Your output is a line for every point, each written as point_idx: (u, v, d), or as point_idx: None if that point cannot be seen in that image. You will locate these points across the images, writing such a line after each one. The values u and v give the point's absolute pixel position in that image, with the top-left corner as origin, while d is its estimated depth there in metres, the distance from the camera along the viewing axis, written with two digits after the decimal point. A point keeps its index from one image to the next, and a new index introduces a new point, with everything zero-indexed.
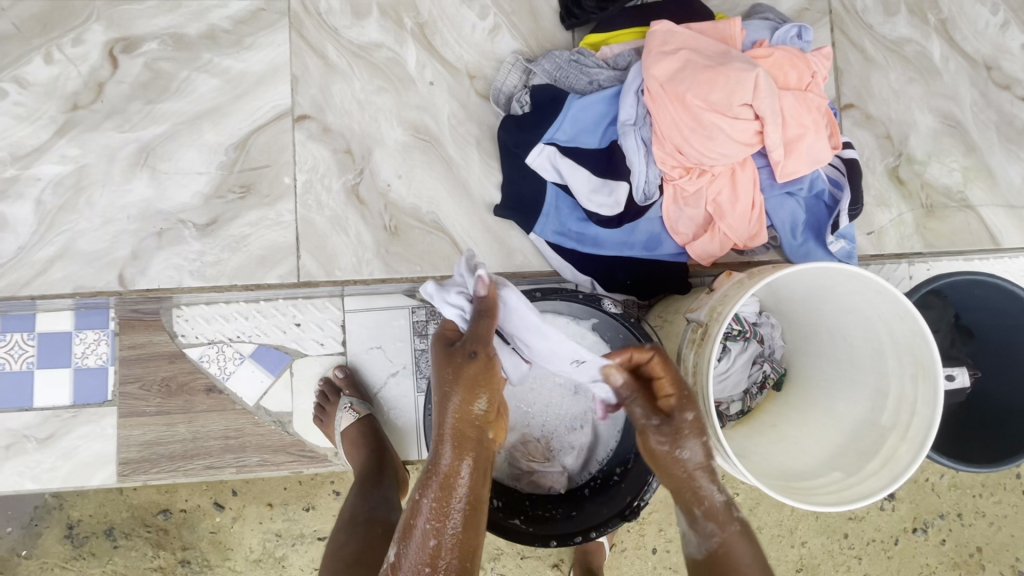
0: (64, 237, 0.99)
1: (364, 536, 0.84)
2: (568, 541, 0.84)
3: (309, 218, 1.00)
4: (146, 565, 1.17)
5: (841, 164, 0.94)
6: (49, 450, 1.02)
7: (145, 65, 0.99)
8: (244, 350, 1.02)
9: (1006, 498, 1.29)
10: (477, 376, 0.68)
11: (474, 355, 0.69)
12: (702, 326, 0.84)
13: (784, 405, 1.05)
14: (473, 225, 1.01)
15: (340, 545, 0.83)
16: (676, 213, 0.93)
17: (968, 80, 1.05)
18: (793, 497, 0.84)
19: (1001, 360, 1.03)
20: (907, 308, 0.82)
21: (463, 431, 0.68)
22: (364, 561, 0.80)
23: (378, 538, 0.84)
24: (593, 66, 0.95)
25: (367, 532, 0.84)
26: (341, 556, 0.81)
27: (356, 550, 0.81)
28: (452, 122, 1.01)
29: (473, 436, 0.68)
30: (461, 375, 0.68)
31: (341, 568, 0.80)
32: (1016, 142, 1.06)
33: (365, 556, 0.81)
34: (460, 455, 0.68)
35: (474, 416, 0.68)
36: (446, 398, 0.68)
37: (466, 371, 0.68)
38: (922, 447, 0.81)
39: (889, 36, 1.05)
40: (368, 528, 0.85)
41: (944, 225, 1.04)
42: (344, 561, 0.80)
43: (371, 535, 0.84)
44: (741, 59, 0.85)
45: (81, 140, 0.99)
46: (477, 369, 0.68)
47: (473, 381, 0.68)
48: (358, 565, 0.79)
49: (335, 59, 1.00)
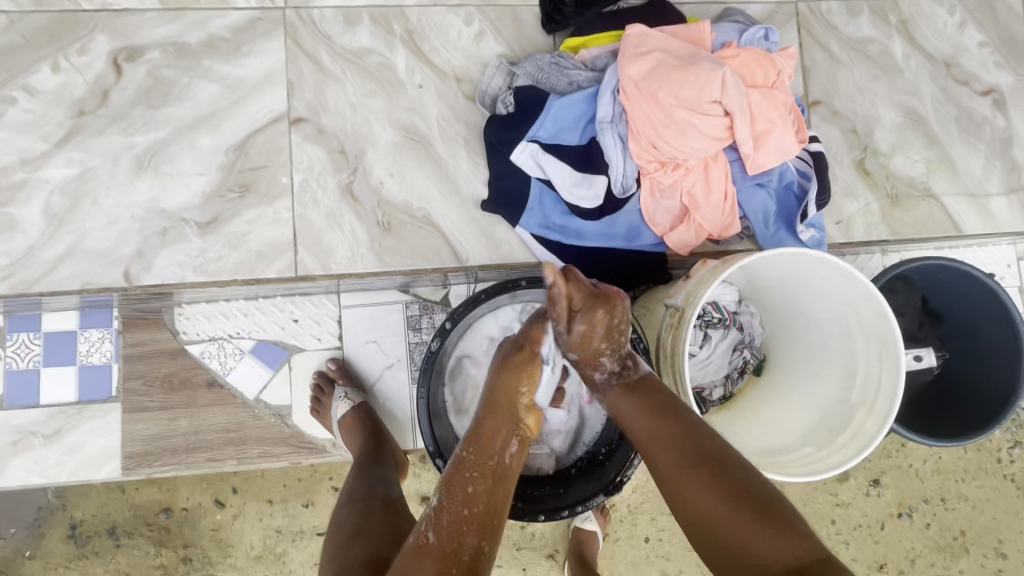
0: (70, 238, 1.03)
1: (363, 511, 0.86)
2: (555, 515, 0.90)
3: (305, 215, 1.05)
4: (149, 562, 1.21)
5: (808, 157, 1.00)
6: (55, 446, 1.06)
7: (147, 72, 1.04)
8: (243, 346, 1.06)
9: (987, 482, 1.33)
10: (521, 359, 0.75)
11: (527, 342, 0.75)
12: (679, 311, 0.89)
13: (763, 389, 1.08)
14: (463, 221, 1.06)
15: (341, 520, 0.86)
16: (654, 205, 0.98)
17: (929, 76, 1.12)
18: (768, 470, 0.89)
19: (968, 342, 1.09)
20: (871, 291, 0.87)
21: (506, 403, 0.74)
22: (363, 531, 0.82)
23: (377, 511, 0.86)
24: (573, 68, 1.01)
25: (365, 507, 0.87)
26: (341, 530, 0.84)
27: (355, 523, 0.84)
28: (441, 122, 1.06)
29: (511, 416, 0.75)
30: (508, 359, 0.75)
31: (342, 541, 0.82)
32: (974, 135, 1.12)
33: (364, 527, 0.83)
34: (497, 418, 0.75)
35: (519, 398, 0.75)
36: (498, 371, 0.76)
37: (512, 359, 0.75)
38: (888, 418, 0.86)
39: (853, 36, 1.11)
40: (368, 502, 0.88)
41: (908, 214, 1.10)
42: (344, 534, 0.83)
43: (369, 510, 0.86)
44: (710, 59, 0.91)
45: (86, 145, 1.03)
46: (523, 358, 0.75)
47: (517, 364, 0.74)
48: (358, 535, 0.81)
49: (328, 65, 1.05)
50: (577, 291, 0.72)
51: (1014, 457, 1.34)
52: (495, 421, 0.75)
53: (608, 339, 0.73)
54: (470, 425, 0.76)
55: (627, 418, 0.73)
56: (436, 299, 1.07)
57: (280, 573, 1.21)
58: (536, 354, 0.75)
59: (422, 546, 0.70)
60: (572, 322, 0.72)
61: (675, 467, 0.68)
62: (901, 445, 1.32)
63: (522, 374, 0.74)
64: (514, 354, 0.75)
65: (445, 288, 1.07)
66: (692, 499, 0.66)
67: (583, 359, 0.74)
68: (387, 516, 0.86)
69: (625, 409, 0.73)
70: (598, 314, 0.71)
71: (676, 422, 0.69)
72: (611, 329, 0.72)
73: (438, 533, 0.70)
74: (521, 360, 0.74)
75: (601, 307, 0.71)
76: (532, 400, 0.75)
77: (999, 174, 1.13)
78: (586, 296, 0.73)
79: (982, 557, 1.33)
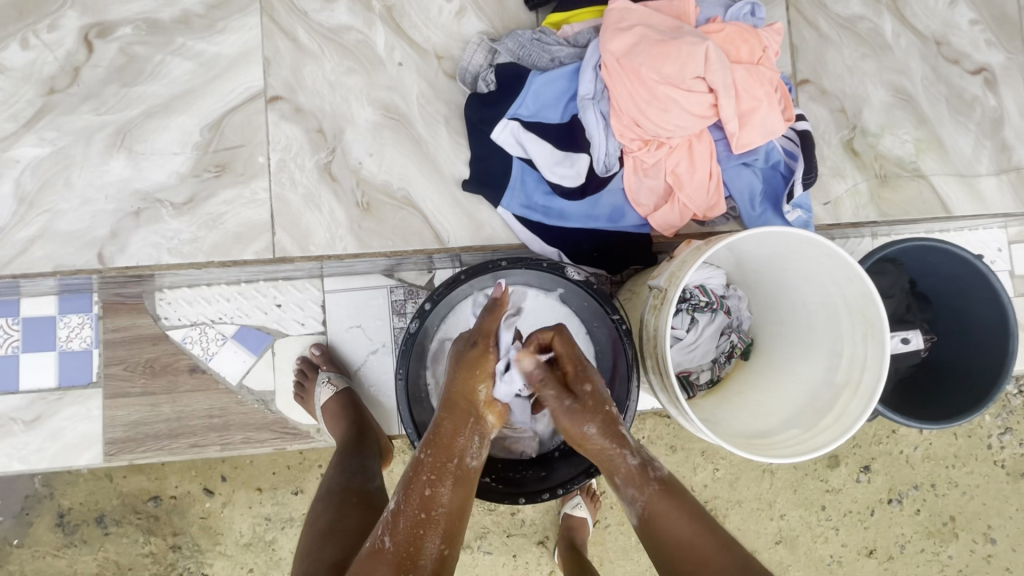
0: (44, 218, 1.02)
1: (337, 507, 0.85)
2: (536, 498, 0.89)
3: (283, 195, 1.03)
4: (138, 551, 1.20)
5: (796, 136, 0.98)
6: (36, 432, 1.04)
7: (119, 49, 1.01)
8: (226, 331, 1.05)
9: (977, 468, 1.33)
10: (473, 359, 0.78)
11: (475, 343, 0.79)
12: (662, 292, 0.88)
13: (750, 372, 1.07)
14: (444, 202, 1.04)
15: (316, 515, 0.85)
16: (637, 184, 0.97)
17: (919, 54, 1.10)
18: (753, 452, 0.88)
19: (955, 326, 1.08)
20: (855, 270, 0.84)
21: (463, 403, 0.77)
22: (336, 530, 0.81)
23: (351, 507, 0.85)
24: (554, 44, 0.99)
25: (340, 503, 0.85)
26: (315, 528, 0.83)
27: (329, 521, 0.83)
28: (421, 101, 1.04)
29: (467, 413, 0.77)
30: (462, 357, 0.79)
31: (316, 538, 0.81)
32: (964, 114, 1.11)
33: (338, 526, 0.82)
34: (456, 418, 0.76)
35: (475, 394, 0.77)
36: (452, 376, 0.78)
37: (467, 355, 0.79)
38: (872, 398, 0.84)
39: (842, 13, 1.09)
40: (344, 498, 0.86)
41: (896, 194, 1.09)
42: (318, 531, 0.82)
43: (344, 506, 0.85)
44: (693, 34, 0.90)
45: (58, 124, 1.01)
46: (477, 353, 0.78)
47: (471, 363, 0.78)
48: (330, 535, 0.80)
49: (306, 42, 1.03)
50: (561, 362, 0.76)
51: (1004, 443, 1.33)
52: (454, 422, 0.76)
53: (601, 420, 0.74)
54: (430, 426, 0.76)
55: (658, 522, 0.71)
56: (422, 284, 1.06)
57: (269, 561, 1.21)
58: (489, 350, 0.78)
59: (377, 550, 0.69)
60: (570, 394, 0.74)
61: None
62: (891, 431, 1.31)
63: (474, 372, 0.77)
64: (472, 356, 0.78)
65: (431, 273, 1.06)
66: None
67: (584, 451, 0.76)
68: (363, 512, 0.84)
69: (660, 513, 0.71)
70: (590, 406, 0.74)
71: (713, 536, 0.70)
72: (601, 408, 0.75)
73: (394, 539, 0.69)
74: (474, 357, 0.78)
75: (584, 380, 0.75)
76: (489, 396, 0.78)
77: (989, 155, 1.11)
78: (574, 359, 0.76)
79: (971, 543, 1.33)
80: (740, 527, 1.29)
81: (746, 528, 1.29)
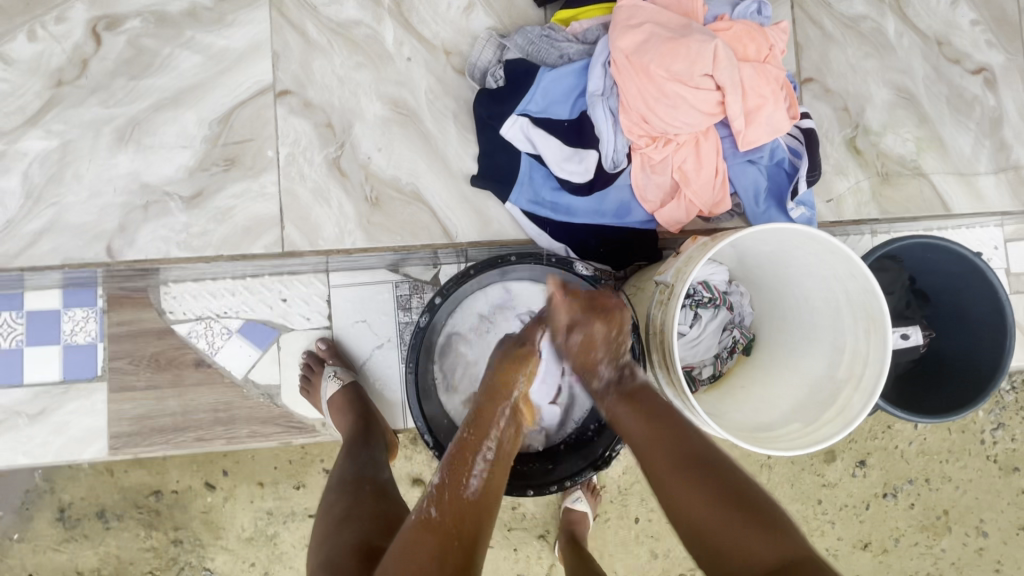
0: (50, 212, 1.01)
1: (351, 495, 0.85)
2: (544, 490, 0.91)
3: (292, 189, 1.03)
4: (140, 545, 1.20)
5: (800, 134, 0.99)
6: (40, 426, 1.04)
7: (128, 42, 1.01)
8: (231, 326, 1.05)
9: (970, 463, 1.35)
10: (520, 357, 0.85)
11: (523, 344, 0.87)
12: (668, 288, 0.89)
13: (752, 367, 1.08)
14: (452, 197, 1.05)
15: (329, 504, 0.85)
16: (644, 180, 0.98)
17: (921, 54, 1.11)
18: (755, 444, 0.89)
19: (953, 323, 1.10)
20: (859, 267, 0.86)
21: (496, 390, 0.83)
22: (352, 516, 0.82)
23: (366, 495, 0.85)
24: (563, 40, 1.00)
25: (355, 491, 0.86)
26: (330, 515, 0.83)
27: (344, 508, 0.83)
28: (430, 97, 1.04)
29: (505, 399, 0.83)
30: (507, 353, 0.86)
31: (330, 525, 0.82)
32: (965, 114, 1.12)
33: (353, 512, 0.82)
34: (497, 405, 0.82)
35: (515, 386, 0.84)
36: (498, 365, 0.85)
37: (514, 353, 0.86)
38: (872, 393, 0.86)
39: (846, 12, 1.10)
40: (357, 487, 0.87)
41: (898, 192, 1.11)
42: (333, 518, 0.82)
43: (358, 494, 0.85)
44: (702, 32, 0.91)
45: (65, 117, 1.01)
46: (522, 352, 0.86)
47: (517, 360, 0.85)
48: (347, 520, 0.81)
49: (315, 36, 1.03)
50: (568, 310, 0.84)
51: (996, 438, 1.36)
52: (494, 406, 0.82)
53: (606, 351, 0.83)
54: (470, 412, 0.83)
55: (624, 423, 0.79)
56: (427, 279, 1.07)
57: (271, 555, 1.21)
58: (534, 351, 0.86)
59: (424, 520, 0.72)
60: (571, 333, 0.84)
61: (669, 472, 0.71)
62: (887, 426, 1.33)
63: (519, 365, 0.84)
64: (513, 351, 0.86)
65: (436, 268, 1.07)
66: (678, 494, 0.69)
67: (580, 364, 0.85)
68: (377, 500, 0.85)
69: (624, 420, 0.78)
70: (597, 326, 0.83)
71: (667, 429, 0.74)
72: (611, 340, 0.83)
73: (441, 509, 0.73)
74: (520, 354, 0.85)
75: (598, 318, 0.83)
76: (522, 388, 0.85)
77: (988, 154, 1.13)
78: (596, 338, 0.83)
79: (963, 536, 1.35)
80: None
81: None
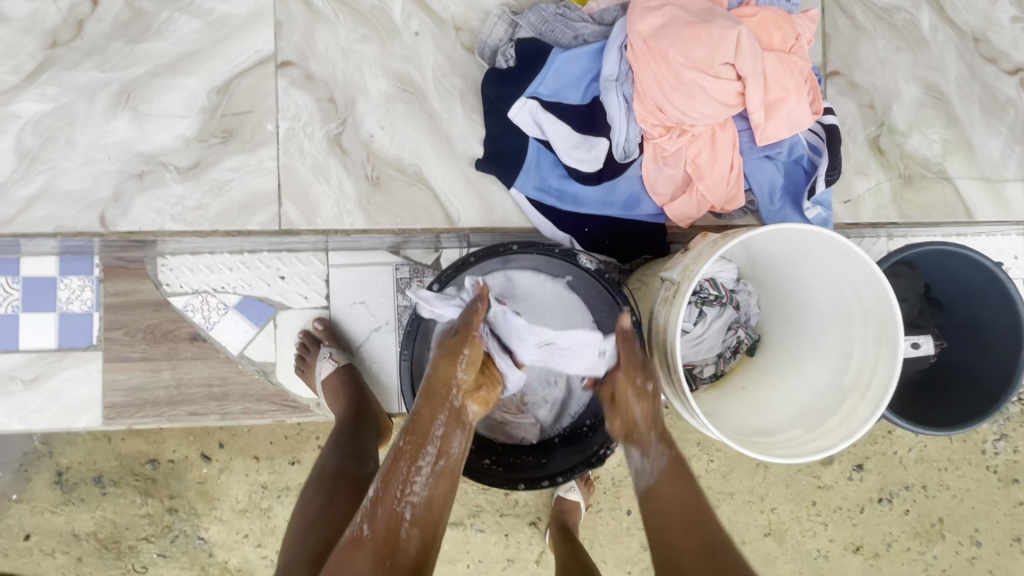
0: (44, 176, 0.99)
1: (327, 494, 0.85)
2: (535, 484, 0.89)
3: (291, 165, 1.00)
4: (135, 511, 1.20)
5: (821, 131, 0.95)
6: (35, 392, 1.03)
7: (126, 3, 0.98)
8: (228, 301, 1.04)
9: (969, 473, 1.33)
10: (459, 347, 0.80)
11: (457, 332, 0.81)
12: (674, 285, 0.86)
13: (755, 369, 1.05)
14: (456, 180, 1.01)
15: (307, 499, 0.86)
16: (656, 172, 0.94)
17: (955, 51, 1.06)
18: (755, 450, 0.86)
19: (968, 332, 1.07)
20: (874, 273, 0.82)
21: (437, 388, 0.78)
22: (322, 518, 0.83)
23: (342, 495, 0.86)
24: (578, 20, 0.96)
25: (330, 489, 0.86)
26: (303, 514, 0.84)
27: (316, 508, 0.84)
28: (438, 74, 1.00)
29: (444, 398, 0.78)
30: (444, 344, 0.81)
31: (302, 523, 0.83)
32: (997, 116, 1.07)
33: (324, 514, 0.83)
34: (432, 405, 0.78)
35: (453, 381, 0.79)
36: (434, 364, 0.80)
37: (450, 345, 0.80)
38: (878, 405, 0.84)
39: (879, 3, 1.05)
40: (333, 484, 0.87)
41: (920, 195, 1.06)
42: (305, 517, 0.84)
43: (333, 493, 0.85)
44: (725, 17, 0.86)
45: (60, 79, 0.98)
46: (456, 341, 0.80)
47: (455, 350, 0.79)
48: (314, 525, 0.82)
49: (320, 6, 0.99)
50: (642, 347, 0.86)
51: (998, 449, 1.33)
52: (430, 410, 0.77)
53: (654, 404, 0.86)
54: (409, 416, 0.79)
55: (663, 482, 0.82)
56: (428, 263, 1.05)
57: (264, 527, 1.21)
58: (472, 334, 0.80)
59: (357, 538, 0.72)
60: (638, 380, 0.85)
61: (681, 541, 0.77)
62: (887, 432, 1.31)
63: (455, 359, 0.79)
64: (453, 342, 0.80)
65: (438, 252, 1.05)
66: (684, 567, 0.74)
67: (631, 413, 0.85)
68: (351, 500, 0.86)
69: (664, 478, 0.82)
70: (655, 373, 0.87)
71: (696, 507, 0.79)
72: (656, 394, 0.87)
73: (372, 527, 0.72)
74: (456, 344, 0.80)
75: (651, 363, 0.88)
76: (457, 384, 0.79)
77: (1018, 160, 1.08)
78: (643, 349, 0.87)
79: (956, 544, 1.34)
80: (730, 518, 1.30)
81: (735, 520, 1.30)
